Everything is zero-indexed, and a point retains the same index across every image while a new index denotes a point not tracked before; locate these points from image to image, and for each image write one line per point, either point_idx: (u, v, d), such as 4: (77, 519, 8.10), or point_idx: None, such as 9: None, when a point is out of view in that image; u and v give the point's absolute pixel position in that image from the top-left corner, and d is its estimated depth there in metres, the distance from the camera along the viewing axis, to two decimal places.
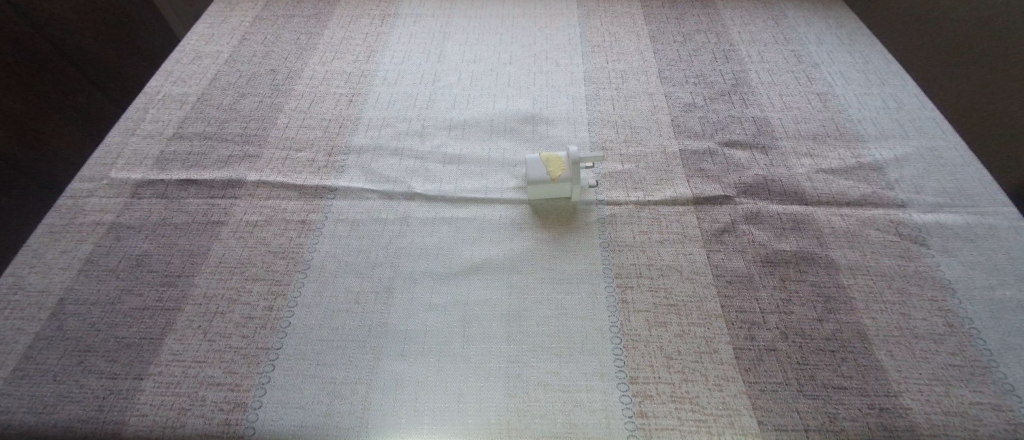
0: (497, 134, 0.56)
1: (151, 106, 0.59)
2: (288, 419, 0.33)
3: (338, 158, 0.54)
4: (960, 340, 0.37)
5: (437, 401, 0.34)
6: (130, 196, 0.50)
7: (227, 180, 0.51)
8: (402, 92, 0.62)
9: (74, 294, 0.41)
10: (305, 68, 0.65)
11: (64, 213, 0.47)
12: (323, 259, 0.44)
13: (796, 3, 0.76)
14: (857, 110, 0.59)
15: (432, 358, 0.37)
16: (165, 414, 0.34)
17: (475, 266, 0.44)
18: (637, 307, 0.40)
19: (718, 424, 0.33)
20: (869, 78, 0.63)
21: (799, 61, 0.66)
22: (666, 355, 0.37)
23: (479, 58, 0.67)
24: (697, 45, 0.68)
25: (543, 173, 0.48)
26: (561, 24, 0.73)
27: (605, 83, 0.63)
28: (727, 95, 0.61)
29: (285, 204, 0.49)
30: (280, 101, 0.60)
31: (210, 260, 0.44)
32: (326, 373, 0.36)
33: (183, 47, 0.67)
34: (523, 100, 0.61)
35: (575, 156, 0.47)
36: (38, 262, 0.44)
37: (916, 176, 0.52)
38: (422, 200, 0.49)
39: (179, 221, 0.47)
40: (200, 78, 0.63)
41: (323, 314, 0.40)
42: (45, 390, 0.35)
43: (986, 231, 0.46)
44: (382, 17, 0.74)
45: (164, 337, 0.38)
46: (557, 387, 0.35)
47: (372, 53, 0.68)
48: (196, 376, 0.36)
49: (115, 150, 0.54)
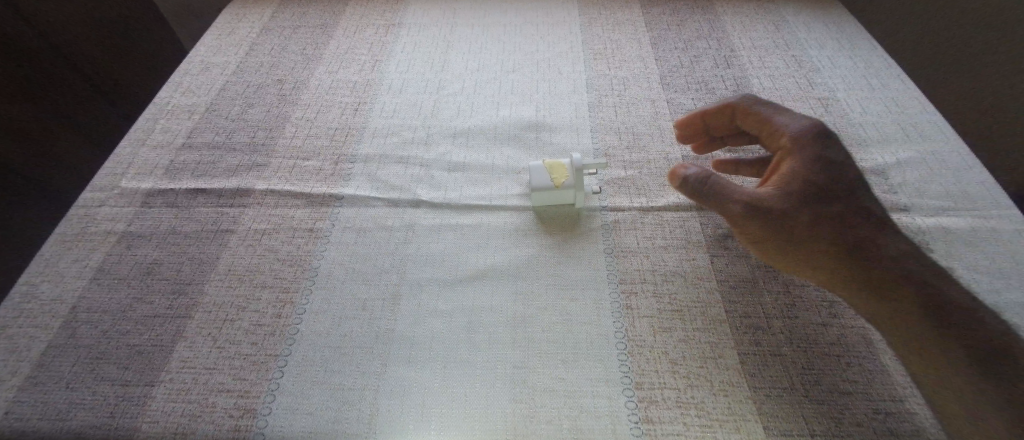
0: (501, 142, 0.57)
1: (160, 117, 0.60)
2: (298, 425, 0.34)
3: (344, 166, 0.54)
4: None
5: (444, 407, 0.35)
6: (140, 205, 0.50)
7: (236, 189, 0.51)
8: (407, 101, 0.63)
9: (86, 302, 0.42)
10: (311, 78, 0.66)
11: (77, 222, 0.48)
12: (330, 267, 0.45)
13: (796, 9, 0.77)
14: (859, 114, 0.60)
15: (438, 364, 0.37)
16: (176, 420, 0.34)
17: (480, 273, 0.44)
18: (642, 312, 0.41)
19: (724, 429, 0.33)
20: (871, 83, 0.64)
21: (799, 66, 0.66)
22: (671, 360, 0.37)
23: (482, 67, 0.68)
24: (697, 51, 0.69)
25: (547, 179, 0.48)
26: (563, 31, 0.74)
27: (608, 90, 0.64)
28: (728, 101, 0.61)
29: (292, 212, 0.50)
30: (287, 110, 0.61)
31: (220, 268, 0.45)
32: (334, 379, 0.37)
33: (191, 59, 0.69)
34: (527, 108, 0.62)
35: (578, 163, 0.48)
36: (51, 270, 0.44)
37: (919, 180, 0.52)
38: (427, 207, 0.50)
39: (188, 229, 0.48)
40: (208, 89, 0.64)
41: (332, 321, 0.40)
42: (58, 397, 0.36)
43: (990, 235, 0.46)
44: (386, 27, 0.75)
45: (174, 344, 0.39)
46: (563, 393, 0.36)
47: (377, 63, 0.69)
48: (206, 383, 0.37)
49: (126, 160, 0.55)
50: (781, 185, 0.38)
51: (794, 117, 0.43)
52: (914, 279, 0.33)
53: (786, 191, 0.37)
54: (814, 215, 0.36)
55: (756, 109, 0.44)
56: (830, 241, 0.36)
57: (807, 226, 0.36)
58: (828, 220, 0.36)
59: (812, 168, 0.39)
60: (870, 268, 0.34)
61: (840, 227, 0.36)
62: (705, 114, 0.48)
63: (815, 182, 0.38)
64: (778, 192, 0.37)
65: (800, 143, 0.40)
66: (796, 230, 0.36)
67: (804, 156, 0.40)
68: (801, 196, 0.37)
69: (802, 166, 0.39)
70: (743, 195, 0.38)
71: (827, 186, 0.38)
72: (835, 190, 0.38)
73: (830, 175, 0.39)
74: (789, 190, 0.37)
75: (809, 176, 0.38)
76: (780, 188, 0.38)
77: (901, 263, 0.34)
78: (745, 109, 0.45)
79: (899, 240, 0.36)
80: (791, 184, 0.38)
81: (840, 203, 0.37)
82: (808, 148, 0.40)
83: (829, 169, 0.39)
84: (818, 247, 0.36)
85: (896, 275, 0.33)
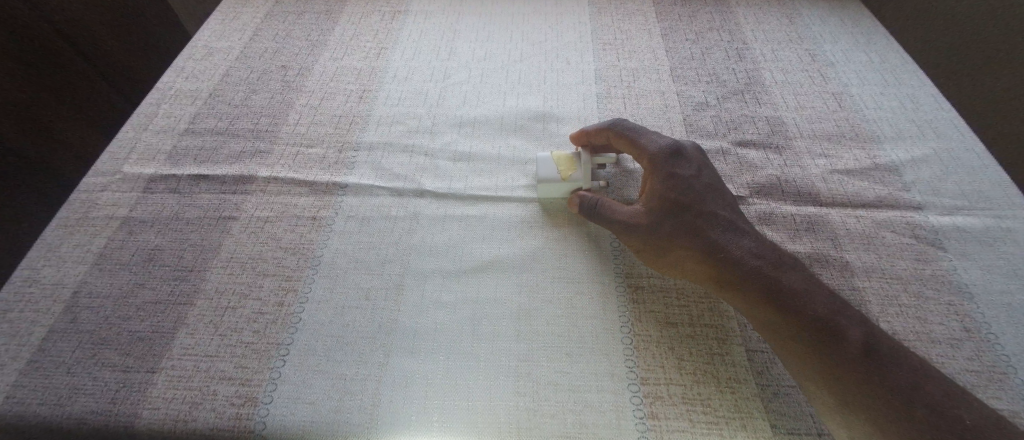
0: (507, 132, 0.56)
1: (164, 101, 0.60)
2: (300, 415, 0.34)
3: (348, 155, 0.54)
4: (977, 345, 0.38)
5: (447, 399, 0.34)
6: (142, 190, 0.50)
7: (238, 176, 0.51)
8: (412, 89, 0.62)
9: (87, 287, 0.42)
10: (316, 65, 0.65)
11: (79, 207, 0.48)
12: (333, 255, 0.44)
13: (811, 1, 0.75)
14: (874, 110, 0.58)
15: (441, 356, 0.37)
16: (177, 407, 0.34)
17: (484, 265, 0.43)
18: (649, 307, 0.40)
19: (730, 427, 0.33)
20: (886, 78, 0.62)
21: (813, 60, 0.65)
22: (677, 356, 0.37)
23: (489, 56, 0.67)
24: (709, 43, 0.67)
25: (554, 172, 0.48)
26: (571, 21, 0.72)
27: (616, 81, 0.63)
28: (740, 94, 0.60)
29: (295, 200, 0.49)
30: (291, 97, 0.60)
31: (222, 255, 0.44)
32: (336, 369, 0.36)
33: (195, 44, 0.68)
34: (533, 98, 0.61)
35: (586, 159, 0.48)
36: (52, 255, 0.44)
37: (934, 178, 0.51)
38: (431, 197, 0.49)
39: (191, 216, 0.47)
40: (212, 74, 0.63)
41: (334, 310, 0.40)
42: (59, 382, 0.36)
43: (1006, 235, 0.45)
44: (392, 14, 0.74)
45: (176, 331, 0.39)
46: (568, 387, 0.35)
47: (382, 50, 0.67)
48: (208, 371, 0.36)
49: (129, 145, 0.54)
50: (647, 205, 0.41)
51: (655, 134, 0.44)
52: (760, 281, 0.35)
53: (650, 211, 0.40)
54: (671, 231, 0.39)
55: (621, 133, 0.45)
56: (688, 252, 0.38)
57: (670, 241, 0.39)
58: (688, 234, 0.38)
59: (671, 186, 0.41)
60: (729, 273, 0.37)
61: (698, 239, 0.38)
62: (588, 135, 0.48)
63: (677, 199, 0.40)
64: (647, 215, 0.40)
65: (658, 162, 0.42)
66: (661, 244, 0.39)
67: (664, 175, 0.41)
68: (661, 214, 0.40)
69: (661, 186, 0.41)
70: (617, 217, 0.41)
71: (684, 199, 0.40)
72: (693, 202, 0.40)
73: (687, 189, 0.41)
74: (651, 210, 0.40)
75: (668, 195, 0.40)
76: (647, 206, 0.41)
77: (750, 265, 0.36)
78: (616, 133, 0.45)
79: (753, 242, 0.38)
80: (652, 203, 0.41)
81: (699, 214, 0.39)
82: (665, 166, 0.42)
83: (687, 182, 0.41)
84: (680, 259, 0.39)
85: (743, 279, 0.36)
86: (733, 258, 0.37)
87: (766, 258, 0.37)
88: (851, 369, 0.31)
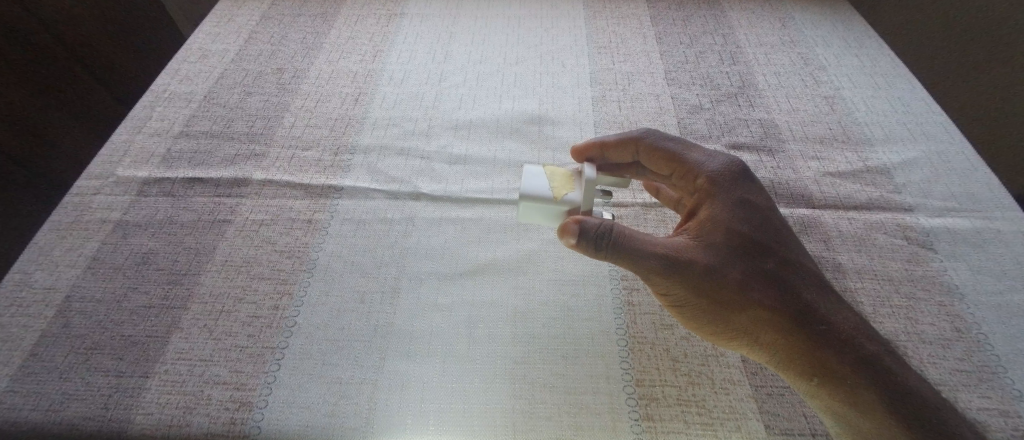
0: (503, 135, 0.57)
1: (157, 104, 0.59)
2: (292, 418, 0.34)
3: (344, 157, 0.54)
4: (967, 345, 0.38)
5: (442, 403, 0.34)
6: (135, 194, 0.49)
7: (232, 179, 0.51)
8: (408, 92, 0.62)
9: (80, 291, 0.41)
10: (312, 68, 0.65)
11: (72, 210, 0.48)
12: (328, 259, 0.44)
13: (803, 6, 0.76)
14: (865, 114, 0.59)
15: (437, 358, 0.37)
16: (170, 412, 0.34)
17: (479, 267, 0.43)
18: (643, 309, 0.41)
19: (725, 428, 0.33)
20: (876, 81, 0.63)
21: (805, 64, 0.65)
22: (672, 359, 0.37)
23: (486, 59, 0.67)
24: (702, 46, 0.68)
25: (546, 188, 0.40)
26: (567, 24, 0.73)
27: (611, 84, 0.63)
28: (734, 97, 0.61)
29: (291, 203, 0.49)
30: (286, 100, 0.60)
31: (216, 259, 0.44)
32: (331, 372, 0.36)
33: (190, 47, 0.68)
34: (529, 102, 0.61)
35: (591, 175, 0.40)
36: (44, 259, 0.44)
37: (923, 181, 0.51)
38: (427, 200, 0.49)
39: (185, 219, 0.47)
40: (206, 77, 0.63)
41: (330, 313, 0.40)
42: (51, 387, 0.35)
43: (994, 236, 0.46)
44: (388, 16, 0.74)
45: (168, 336, 0.38)
46: (564, 390, 0.35)
47: (379, 53, 0.68)
48: (201, 375, 0.36)
49: (122, 148, 0.54)
50: (702, 240, 0.36)
51: (703, 153, 0.41)
52: (813, 319, 0.33)
53: (699, 242, 0.35)
54: (734, 273, 0.34)
55: (660, 146, 0.41)
56: (753, 299, 0.33)
57: (722, 279, 0.34)
58: (752, 277, 0.34)
59: (731, 216, 0.37)
60: (779, 310, 0.33)
61: (765, 284, 0.34)
62: (605, 146, 0.43)
63: (731, 227, 0.36)
64: (701, 249, 0.35)
65: (716, 185, 0.39)
66: (720, 288, 0.33)
67: (715, 198, 0.38)
68: (720, 250, 0.35)
69: (723, 216, 0.37)
70: (650, 247, 0.34)
71: (748, 233, 0.36)
72: (749, 231, 0.36)
73: (751, 225, 0.37)
74: (708, 245, 0.35)
75: (727, 226, 0.36)
76: (703, 241, 0.35)
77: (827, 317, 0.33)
78: (649, 147, 0.41)
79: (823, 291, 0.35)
80: (710, 237, 0.36)
81: (762, 251, 0.36)
82: (720, 189, 0.38)
83: (751, 215, 0.37)
84: (744, 308, 0.33)
85: (795, 319, 0.33)
86: (793, 298, 0.34)
87: (816, 294, 0.35)
88: (886, 393, 0.30)
